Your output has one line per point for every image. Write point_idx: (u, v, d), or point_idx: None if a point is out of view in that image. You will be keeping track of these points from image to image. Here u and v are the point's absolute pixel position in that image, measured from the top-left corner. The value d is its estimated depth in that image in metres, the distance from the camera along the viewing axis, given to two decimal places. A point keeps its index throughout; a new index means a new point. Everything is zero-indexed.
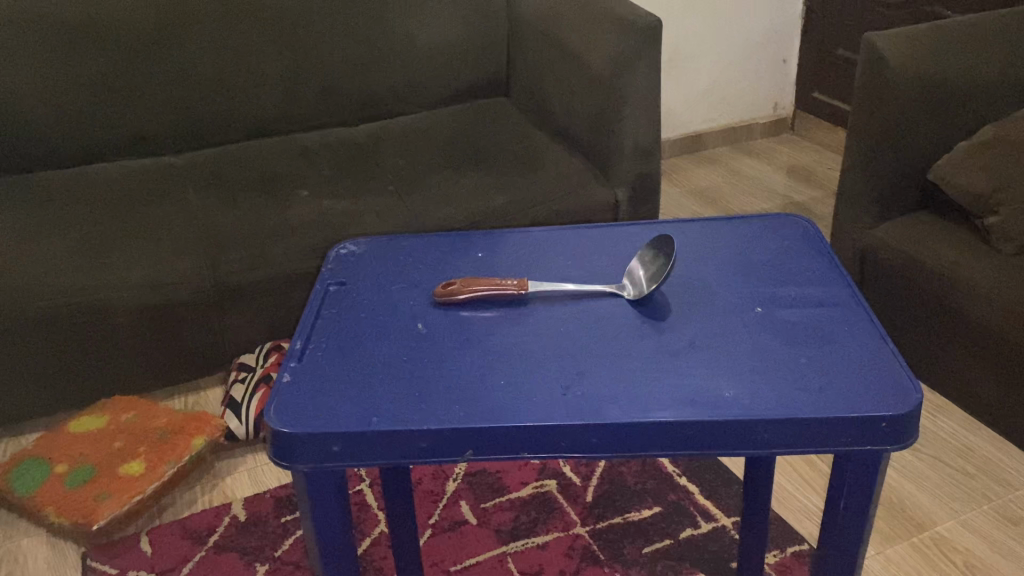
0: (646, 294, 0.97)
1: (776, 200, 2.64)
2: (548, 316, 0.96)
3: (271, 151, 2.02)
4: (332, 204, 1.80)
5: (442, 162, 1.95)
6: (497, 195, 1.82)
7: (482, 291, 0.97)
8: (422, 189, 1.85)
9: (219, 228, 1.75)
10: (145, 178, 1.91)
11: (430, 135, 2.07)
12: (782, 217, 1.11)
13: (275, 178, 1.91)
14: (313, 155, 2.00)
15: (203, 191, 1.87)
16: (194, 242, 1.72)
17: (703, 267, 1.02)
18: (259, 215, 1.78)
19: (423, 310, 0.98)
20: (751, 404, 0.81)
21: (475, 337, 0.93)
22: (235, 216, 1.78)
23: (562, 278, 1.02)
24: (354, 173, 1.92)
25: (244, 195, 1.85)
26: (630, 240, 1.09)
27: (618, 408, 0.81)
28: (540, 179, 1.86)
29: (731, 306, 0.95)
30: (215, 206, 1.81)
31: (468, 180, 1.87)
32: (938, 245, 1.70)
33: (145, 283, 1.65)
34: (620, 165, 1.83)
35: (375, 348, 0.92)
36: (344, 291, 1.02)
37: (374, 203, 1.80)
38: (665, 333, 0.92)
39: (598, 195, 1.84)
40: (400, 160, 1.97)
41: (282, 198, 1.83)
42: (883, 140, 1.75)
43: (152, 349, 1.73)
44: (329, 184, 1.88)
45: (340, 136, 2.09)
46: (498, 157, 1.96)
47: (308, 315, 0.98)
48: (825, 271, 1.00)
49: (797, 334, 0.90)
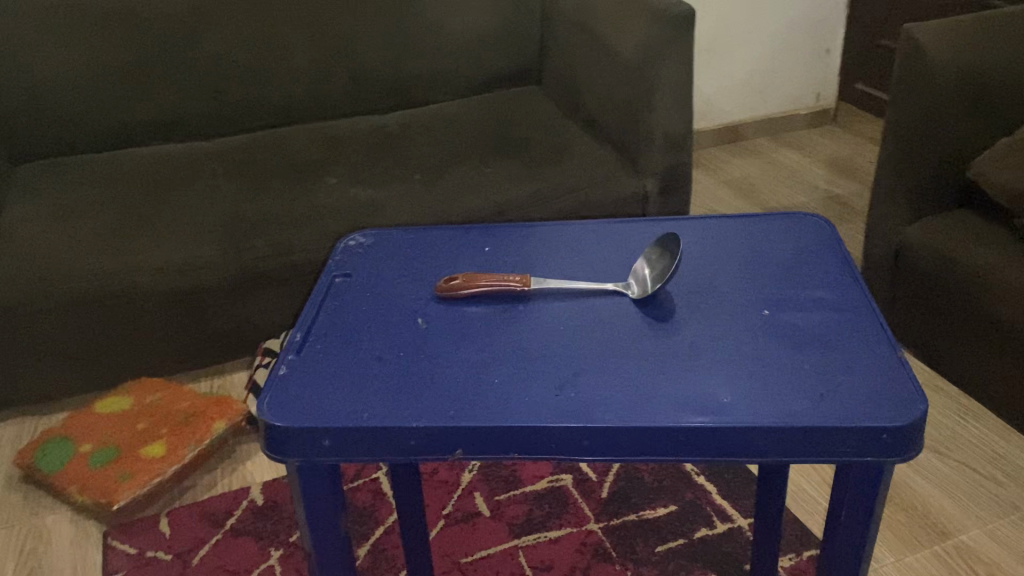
0: (651, 293, 0.94)
1: (814, 194, 2.58)
2: (550, 313, 0.94)
3: (301, 137, 2.03)
4: (358, 191, 1.81)
5: (470, 152, 1.94)
6: (522, 185, 1.80)
7: (484, 287, 0.96)
8: (448, 179, 1.84)
9: (245, 214, 1.76)
10: (177, 162, 1.94)
11: (460, 123, 2.06)
12: (798, 215, 1.08)
13: (303, 165, 1.92)
14: (342, 142, 2.00)
15: (233, 176, 1.89)
16: (220, 228, 1.73)
17: (713, 264, 1.00)
18: (285, 202, 1.79)
19: (425, 304, 0.97)
20: (748, 412, 0.78)
21: (473, 333, 0.91)
22: (263, 203, 1.79)
23: (568, 275, 1.01)
24: (381, 161, 1.92)
25: (270, 182, 1.86)
26: (641, 234, 1.07)
27: (612, 410, 0.79)
28: (566, 170, 1.84)
29: (737, 307, 0.93)
30: (242, 192, 1.83)
31: (494, 169, 1.86)
32: (975, 246, 1.65)
33: (172, 267, 1.68)
34: (648, 155, 1.80)
35: (373, 342, 0.91)
36: (349, 283, 1.02)
37: (401, 191, 1.80)
38: (669, 334, 0.89)
39: (626, 187, 1.82)
40: (429, 149, 1.97)
41: (308, 185, 1.84)
42: (920, 135, 1.70)
43: (178, 331, 1.76)
44: (355, 172, 1.88)
45: (370, 123, 2.09)
46: (526, 146, 1.95)
47: (310, 307, 0.98)
48: (837, 273, 0.97)
49: (804, 341, 0.87)
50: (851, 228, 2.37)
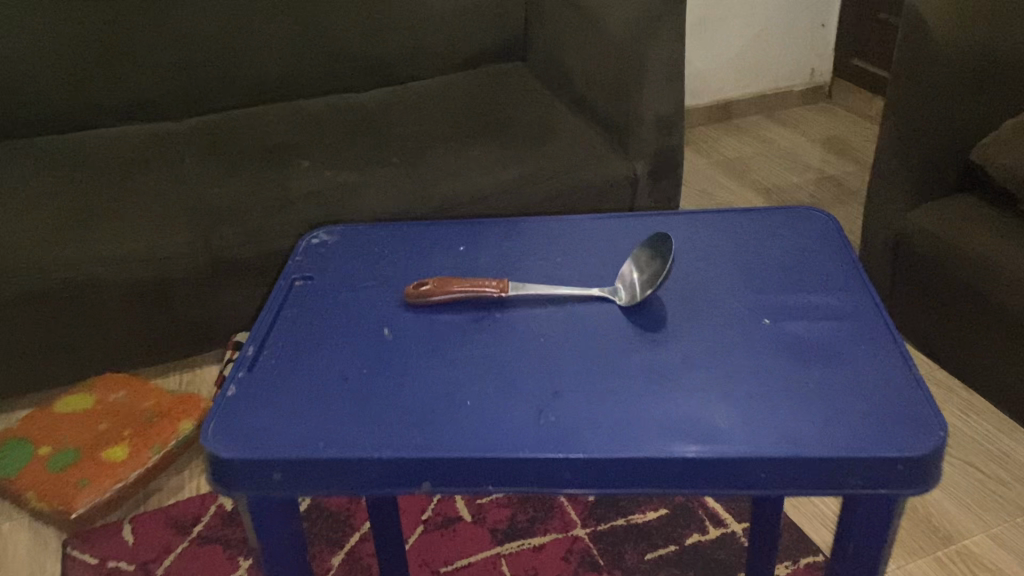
0: (640, 300, 0.85)
1: (808, 174, 2.50)
2: (530, 323, 0.85)
3: (274, 116, 1.93)
4: (332, 174, 1.71)
5: (450, 132, 1.84)
6: (506, 168, 1.71)
7: (459, 293, 0.87)
8: (428, 162, 1.75)
9: (215, 200, 1.66)
10: (144, 144, 1.84)
11: (442, 101, 1.97)
12: (796, 208, 1.00)
13: (276, 147, 1.82)
14: (317, 122, 1.90)
15: (203, 158, 1.79)
16: (188, 213, 1.63)
17: (707, 266, 0.91)
18: (254, 186, 1.69)
19: (391, 313, 0.88)
20: (749, 440, 0.70)
21: (444, 346, 0.83)
22: (235, 187, 1.69)
23: (550, 278, 0.92)
24: (357, 142, 1.82)
25: (240, 165, 1.76)
26: (629, 232, 0.98)
27: (597, 436, 0.71)
28: (553, 152, 1.75)
29: (734, 316, 0.84)
30: (209, 176, 1.73)
31: (477, 150, 1.77)
32: (978, 235, 1.57)
33: (137, 256, 1.58)
34: (637, 135, 1.71)
35: (333, 356, 0.82)
36: (309, 287, 0.93)
37: (378, 175, 1.71)
38: (660, 347, 0.81)
39: (617, 169, 1.73)
40: (408, 129, 1.87)
41: (279, 167, 1.74)
42: (924, 116, 1.62)
43: (146, 323, 1.67)
44: (330, 154, 1.78)
45: (347, 101, 1.99)
46: (510, 126, 1.85)
47: (266, 316, 0.89)
48: (843, 276, 0.88)
49: (809, 354, 0.79)
50: (848, 210, 2.29)
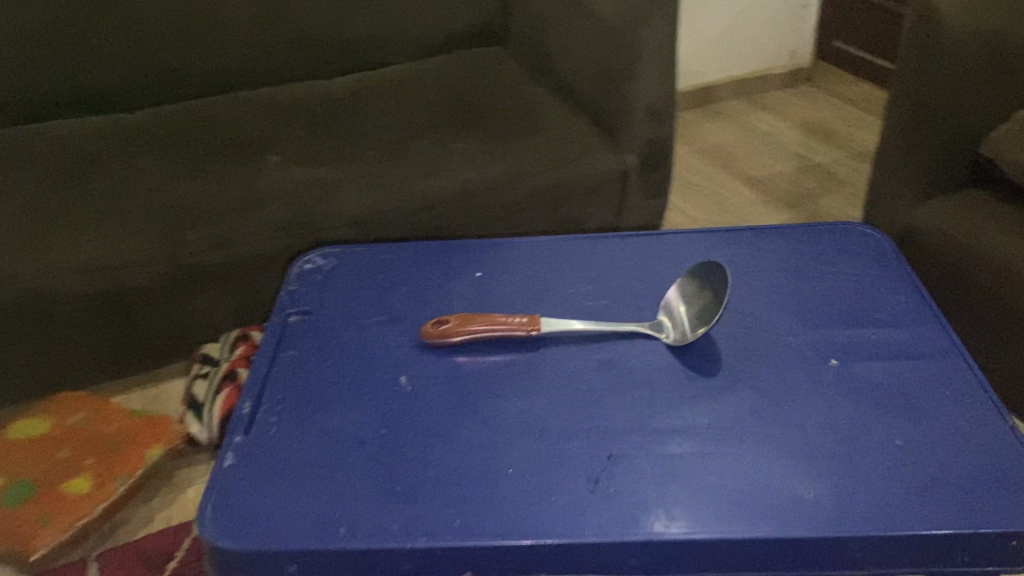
0: (691, 340, 0.76)
1: (790, 163, 2.20)
2: (567, 367, 0.75)
3: (235, 104, 1.47)
4: (302, 170, 1.29)
5: (434, 119, 1.42)
6: (497, 161, 1.31)
7: (483, 332, 0.77)
8: (411, 153, 1.33)
9: (168, 199, 1.23)
10: (79, 129, 1.39)
11: (429, 80, 1.53)
12: (844, 226, 0.91)
13: (237, 134, 1.39)
14: (278, 108, 1.46)
15: (154, 146, 1.35)
16: (140, 214, 1.21)
17: (757, 295, 0.82)
18: (217, 182, 1.27)
19: (405, 355, 0.77)
20: (836, 514, 0.61)
21: (472, 399, 0.72)
22: (193, 182, 1.27)
23: (582, 312, 0.82)
24: (331, 130, 1.40)
25: (192, 158, 1.32)
26: (663, 254, 0.89)
27: (666, 512, 0.62)
28: (562, 141, 1.36)
29: (797, 356, 0.75)
30: (160, 169, 1.30)
31: (469, 139, 1.36)
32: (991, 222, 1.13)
33: (72, 269, 1.15)
34: (627, 124, 1.33)
35: (346, 411, 0.72)
36: (306, 324, 0.82)
37: (352, 170, 1.29)
38: (721, 394, 0.71)
39: (607, 161, 1.35)
40: (391, 113, 1.44)
41: (240, 163, 1.31)
42: (934, 95, 1.18)
43: (94, 351, 1.25)
44: (304, 144, 1.36)
45: (310, 83, 1.54)
46: (511, 111, 1.43)
47: (261, 361, 0.77)
48: (910, 308, 0.80)
49: (887, 403, 0.70)
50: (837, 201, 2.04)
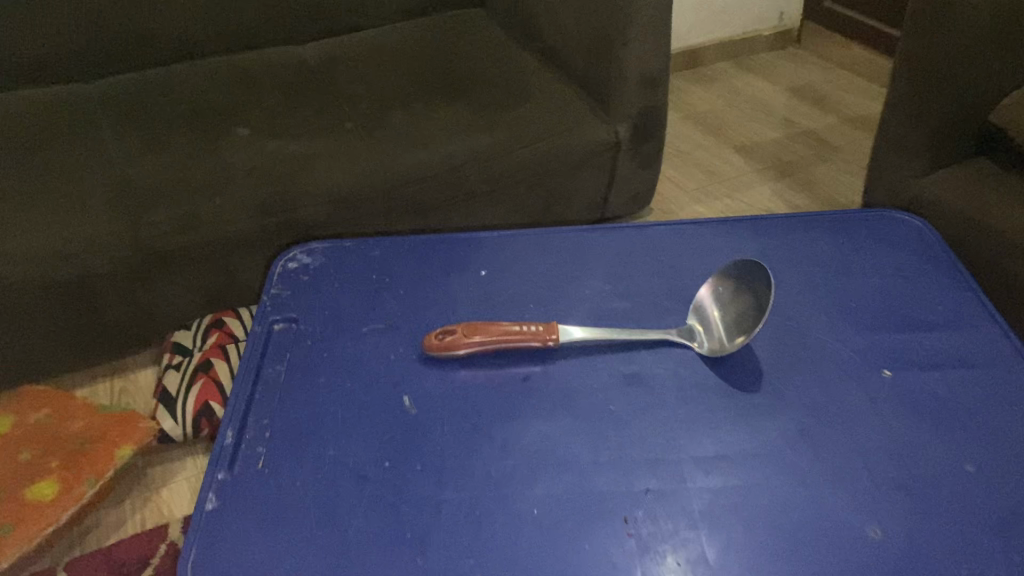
0: (728, 350, 0.68)
1: (781, 126, 2.00)
2: (592, 383, 0.67)
3: (196, 77, 1.32)
4: (275, 145, 1.15)
5: (416, 90, 1.28)
6: (487, 132, 1.18)
7: (494, 343, 0.68)
8: (392, 126, 1.19)
9: (132, 178, 1.09)
10: (32, 109, 1.23)
11: (407, 51, 1.40)
12: (882, 216, 0.83)
13: (203, 108, 1.24)
14: (246, 80, 1.31)
15: (113, 124, 1.20)
16: (103, 195, 1.06)
17: (794, 297, 0.74)
18: (184, 160, 1.12)
19: (406, 370, 0.68)
20: (908, 559, 0.54)
21: (487, 423, 0.64)
22: (158, 159, 1.12)
23: (601, 317, 0.73)
24: (307, 103, 1.25)
25: (156, 136, 1.17)
26: (688, 248, 0.80)
27: (718, 560, 0.54)
28: (555, 111, 1.24)
29: (846, 367, 0.67)
30: (121, 148, 1.15)
31: (455, 109, 1.23)
32: (992, 200, 0.95)
33: (27, 256, 1.00)
34: (621, 91, 1.22)
35: (342, 440, 0.63)
36: (294, 334, 0.73)
37: (329, 143, 1.16)
38: (765, 413, 0.64)
39: (595, 134, 1.23)
40: (369, 85, 1.30)
41: (207, 140, 1.16)
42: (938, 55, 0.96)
43: (56, 349, 1.09)
44: (276, 118, 1.22)
45: (278, 54, 1.40)
46: (498, 80, 1.30)
47: (243, 381, 0.68)
48: (962, 307, 0.72)
49: (950, 420, 0.63)
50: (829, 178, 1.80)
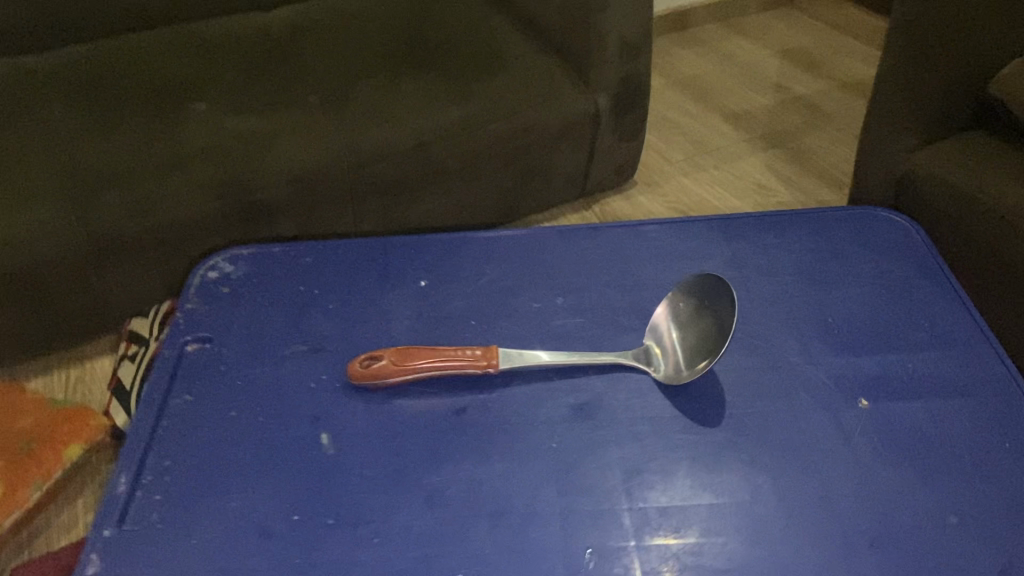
0: (686, 379, 0.60)
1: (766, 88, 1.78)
2: (534, 415, 0.59)
3: (139, 42, 1.15)
4: (234, 118, 1.00)
5: (391, 52, 1.13)
6: (473, 103, 1.05)
7: (425, 370, 0.60)
8: (366, 95, 1.05)
9: (74, 158, 0.93)
10: None
11: (378, 9, 1.24)
12: (865, 216, 0.76)
13: (150, 76, 1.07)
14: (198, 45, 1.15)
15: (46, 97, 1.03)
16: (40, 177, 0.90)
17: (764, 312, 0.66)
18: (127, 134, 0.97)
19: (328, 401, 0.61)
20: None
21: (413, 466, 0.57)
22: (101, 134, 0.96)
23: (551, 337, 0.66)
24: (267, 69, 1.10)
25: (96, 107, 1.01)
26: (650, 254, 0.73)
27: None
28: (543, 80, 1.11)
29: (818, 397, 0.60)
30: (56, 120, 0.99)
31: (438, 74, 1.09)
32: (987, 174, 0.85)
33: None
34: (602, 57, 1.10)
35: (251, 488, 0.56)
36: (209, 358, 0.65)
37: (295, 116, 1.01)
38: (725, 454, 0.57)
39: (579, 107, 1.12)
40: (338, 46, 1.15)
41: (156, 112, 1.00)
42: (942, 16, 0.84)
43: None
44: (233, 86, 1.06)
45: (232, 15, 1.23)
46: (482, 41, 1.15)
47: (145, 418, 0.61)
48: (950, 324, 0.65)
49: (934, 462, 0.56)
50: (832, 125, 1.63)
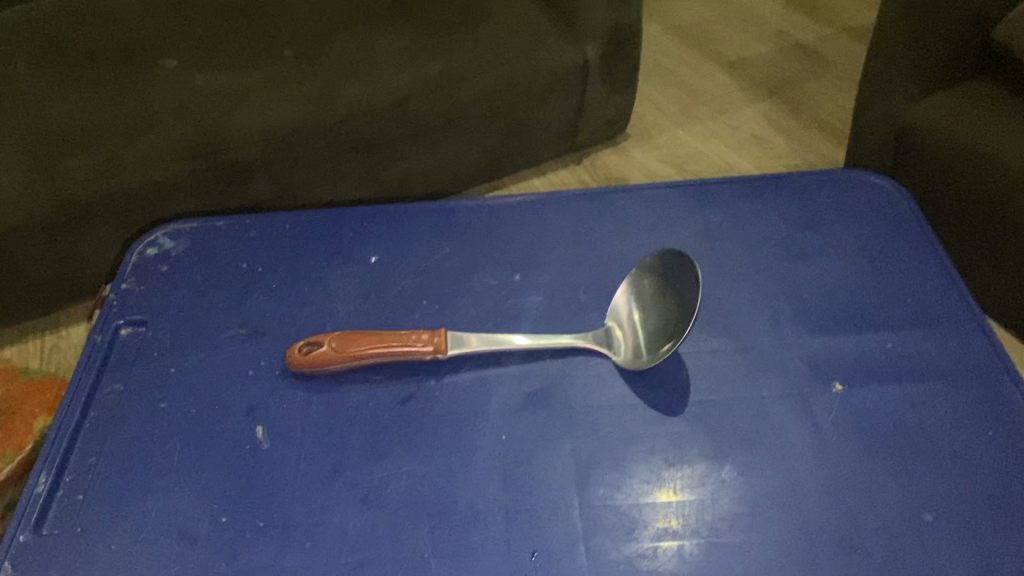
0: (647, 364, 0.56)
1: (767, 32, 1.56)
2: (484, 404, 0.56)
3: None
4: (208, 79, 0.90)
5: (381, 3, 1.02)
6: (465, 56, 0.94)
7: (369, 357, 0.56)
8: (352, 51, 0.95)
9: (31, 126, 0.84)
10: None
11: None
12: (852, 181, 0.70)
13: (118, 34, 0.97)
14: None
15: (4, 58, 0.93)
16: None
17: (735, 289, 0.62)
18: (90, 99, 0.87)
19: (265, 391, 0.57)
20: None
21: (351, 462, 0.53)
22: (63, 99, 0.87)
23: (507, 318, 0.61)
24: (245, 21, 0.99)
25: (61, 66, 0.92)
26: (618, 225, 0.68)
27: None
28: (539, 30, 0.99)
29: (789, 384, 0.56)
30: (16, 80, 0.89)
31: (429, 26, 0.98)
32: (987, 127, 0.79)
33: None
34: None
35: (177, 488, 0.52)
36: (143, 344, 0.61)
37: (274, 75, 0.91)
38: (684, 446, 0.53)
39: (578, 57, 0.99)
40: None
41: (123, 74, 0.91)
42: None
43: None
44: (207, 41, 0.96)
45: None
46: None
47: (71, 408, 0.57)
48: (935, 301, 0.60)
49: (911, 455, 0.52)
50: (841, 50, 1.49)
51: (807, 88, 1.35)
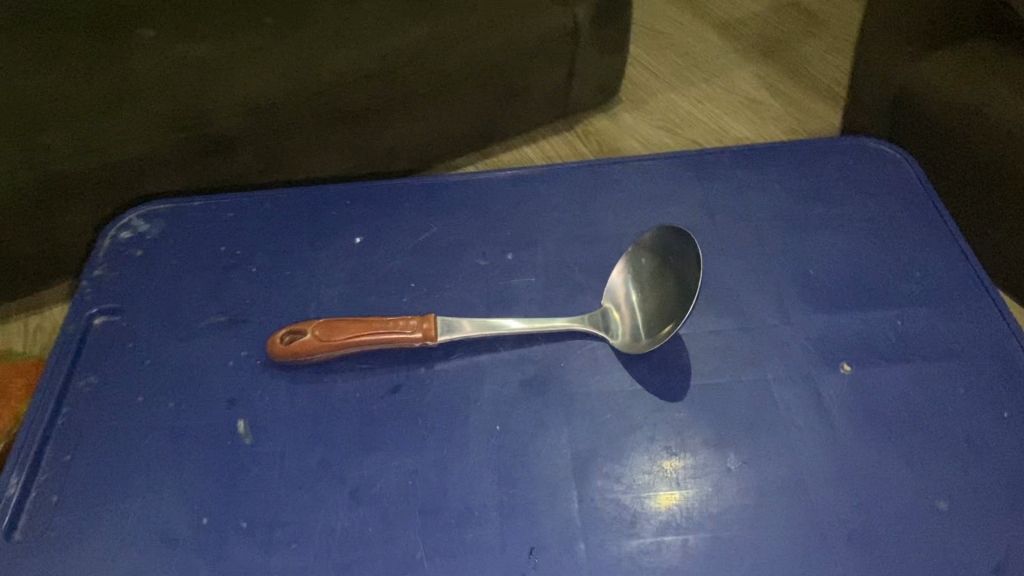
0: (647, 348, 0.54)
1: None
2: (476, 393, 0.53)
3: None
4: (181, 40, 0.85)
5: None
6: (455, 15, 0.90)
7: (355, 345, 0.53)
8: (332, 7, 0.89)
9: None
10: None
11: None
12: (856, 149, 0.67)
13: None
14: None
15: None
16: None
17: (737, 265, 0.59)
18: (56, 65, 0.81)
19: (247, 382, 0.55)
20: None
21: (338, 456, 0.50)
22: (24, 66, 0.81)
23: (499, 300, 0.59)
24: None
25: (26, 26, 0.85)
26: (613, 200, 0.65)
27: None
28: None
29: (795, 365, 0.53)
30: None
31: None
32: (990, 86, 0.75)
33: None
34: None
35: (156, 487, 0.50)
36: (118, 334, 0.58)
37: (253, 36, 0.86)
38: (687, 433, 0.50)
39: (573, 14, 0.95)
40: None
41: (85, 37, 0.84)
42: None
43: None
44: None
45: None
46: None
47: (43, 404, 0.54)
48: (945, 274, 0.58)
49: (924, 439, 0.49)
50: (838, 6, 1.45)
51: (803, 48, 1.31)
